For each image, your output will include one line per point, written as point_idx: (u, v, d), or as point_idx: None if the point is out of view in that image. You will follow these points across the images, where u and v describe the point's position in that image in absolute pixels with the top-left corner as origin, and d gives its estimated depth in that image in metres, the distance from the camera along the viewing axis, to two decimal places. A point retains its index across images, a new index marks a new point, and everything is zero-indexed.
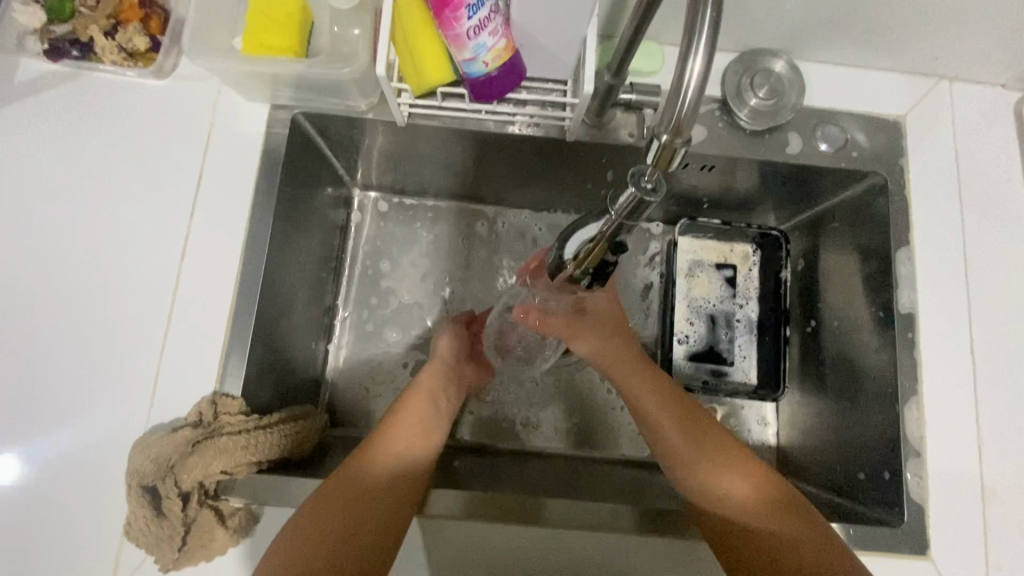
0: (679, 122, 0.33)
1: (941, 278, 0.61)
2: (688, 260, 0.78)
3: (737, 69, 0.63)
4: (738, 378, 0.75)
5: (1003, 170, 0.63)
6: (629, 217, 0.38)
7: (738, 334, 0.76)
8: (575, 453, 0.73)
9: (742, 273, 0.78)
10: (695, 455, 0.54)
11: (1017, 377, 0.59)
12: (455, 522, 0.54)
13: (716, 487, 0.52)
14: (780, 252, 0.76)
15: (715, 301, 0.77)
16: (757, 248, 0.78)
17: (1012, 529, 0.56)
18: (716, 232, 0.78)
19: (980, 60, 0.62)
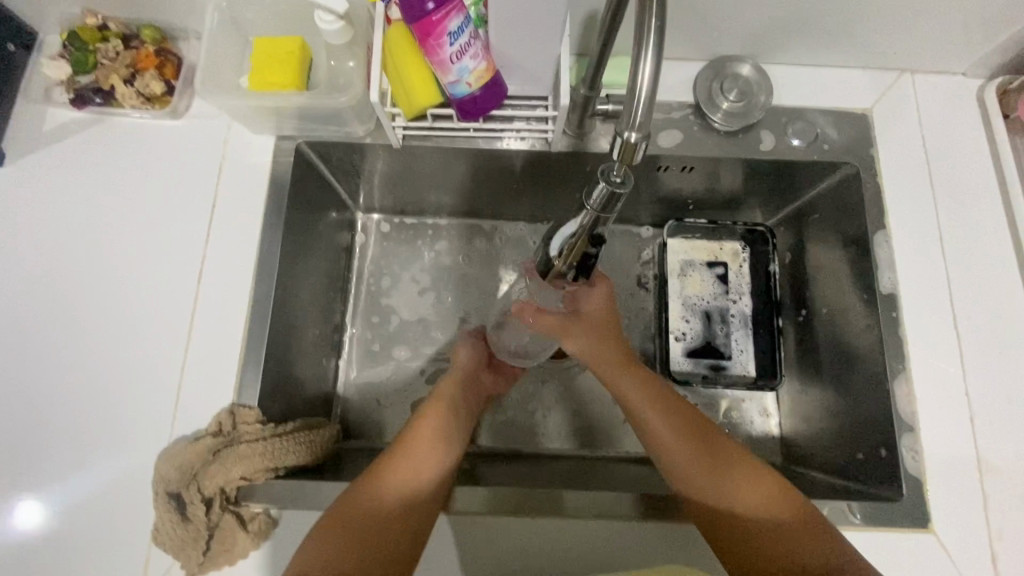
0: (638, 122, 0.38)
1: (920, 259, 0.64)
2: (680, 261, 0.81)
3: (707, 75, 0.67)
4: (736, 371, 0.77)
5: (970, 152, 0.67)
6: (604, 211, 0.42)
7: (733, 328, 0.79)
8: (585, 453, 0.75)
9: (733, 269, 0.80)
10: (699, 454, 0.55)
11: (1002, 348, 0.61)
12: (477, 514, 0.56)
13: (722, 485, 0.54)
14: (768, 247, 0.79)
15: (709, 298, 0.80)
16: (746, 244, 0.81)
17: (1011, 498, 0.57)
18: (705, 232, 0.81)
19: (937, 52, 0.66)
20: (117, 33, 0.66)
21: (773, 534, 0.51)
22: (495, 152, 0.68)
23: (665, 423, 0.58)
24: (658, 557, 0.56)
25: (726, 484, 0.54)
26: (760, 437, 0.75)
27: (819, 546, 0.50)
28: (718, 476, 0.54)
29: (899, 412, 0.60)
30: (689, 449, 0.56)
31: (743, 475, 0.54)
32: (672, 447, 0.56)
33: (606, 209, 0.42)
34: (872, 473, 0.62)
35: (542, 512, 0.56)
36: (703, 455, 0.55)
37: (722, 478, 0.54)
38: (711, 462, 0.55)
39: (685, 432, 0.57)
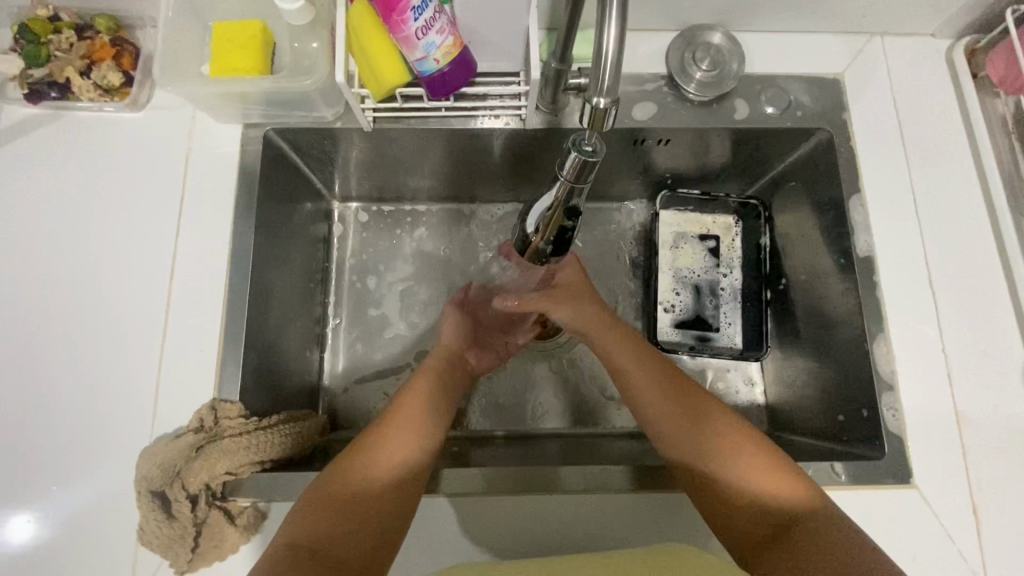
0: (607, 88, 0.37)
1: (894, 221, 0.64)
2: (672, 233, 0.81)
3: (679, 45, 0.66)
4: (723, 342, 0.78)
5: (941, 113, 0.67)
6: (580, 180, 0.42)
7: (723, 301, 0.79)
8: (576, 430, 0.75)
9: (725, 244, 0.80)
10: (688, 416, 0.57)
11: (977, 305, 0.62)
12: (472, 491, 0.56)
13: (712, 443, 0.54)
14: (760, 221, 0.79)
15: (699, 272, 0.80)
16: (738, 218, 0.81)
17: (989, 450, 0.58)
18: (697, 204, 0.81)
19: (905, 15, 0.66)
20: (69, 23, 0.64)
21: (765, 496, 0.51)
22: (474, 131, 0.67)
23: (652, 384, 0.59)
24: (648, 531, 0.56)
25: (717, 444, 0.54)
26: (747, 406, 0.76)
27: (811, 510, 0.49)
28: (707, 435, 0.55)
29: (881, 372, 0.61)
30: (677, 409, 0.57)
31: (734, 436, 0.55)
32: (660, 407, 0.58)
33: (582, 179, 0.41)
34: (856, 433, 0.63)
35: (535, 490, 0.56)
36: (691, 415, 0.57)
37: (711, 436, 0.55)
38: (698, 421, 0.56)
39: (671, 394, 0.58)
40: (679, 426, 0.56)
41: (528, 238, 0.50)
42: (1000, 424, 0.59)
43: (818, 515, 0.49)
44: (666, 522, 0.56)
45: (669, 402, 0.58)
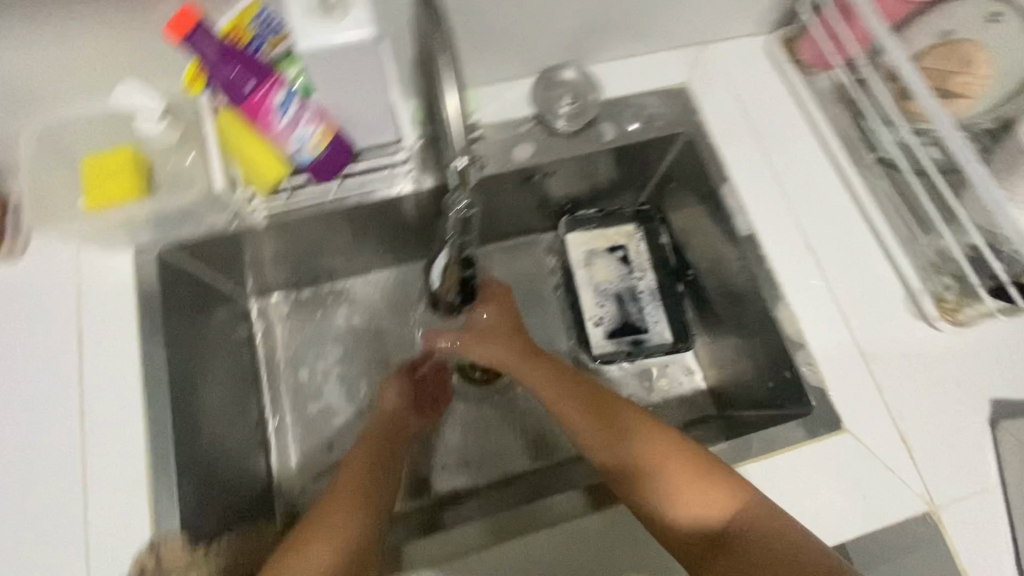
0: None
1: (765, 197, 0.71)
2: (584, 252, 0.85)
3: (540, 87, 0.72)
4: (655, 340, 0.82)
5: (778, 96, 0.75)
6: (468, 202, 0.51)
7: (645, 303, 0.83)
8: (542, 464, 0.76)
9: (633, 249, 0.85)
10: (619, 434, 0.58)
11: (854, 252, 0.69)
12: (472, 544, 0.56)
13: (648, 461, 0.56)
14: (656, 223, 0.86)
15: (617, 281, 0.84)
16: (638, 224, 0.86)
17: (899, 378, 0.64)
18: (598, 220, 0.86)
19: (722, 23, 0.75)
20: None
21: (694, 510, 0.53)
22: (375, 196, 0.65)
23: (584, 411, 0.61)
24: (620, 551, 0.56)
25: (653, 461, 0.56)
26: (693, 394, 0.82)
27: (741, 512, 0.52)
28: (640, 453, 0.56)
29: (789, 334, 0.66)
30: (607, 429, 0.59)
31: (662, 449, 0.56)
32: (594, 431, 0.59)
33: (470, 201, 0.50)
34: (785, 395, 0.69)
35: (521, 533, 0.56)
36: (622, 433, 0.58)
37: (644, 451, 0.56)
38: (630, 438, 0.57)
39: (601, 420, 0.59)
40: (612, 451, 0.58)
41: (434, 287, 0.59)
42: (900, 353, 0.65)
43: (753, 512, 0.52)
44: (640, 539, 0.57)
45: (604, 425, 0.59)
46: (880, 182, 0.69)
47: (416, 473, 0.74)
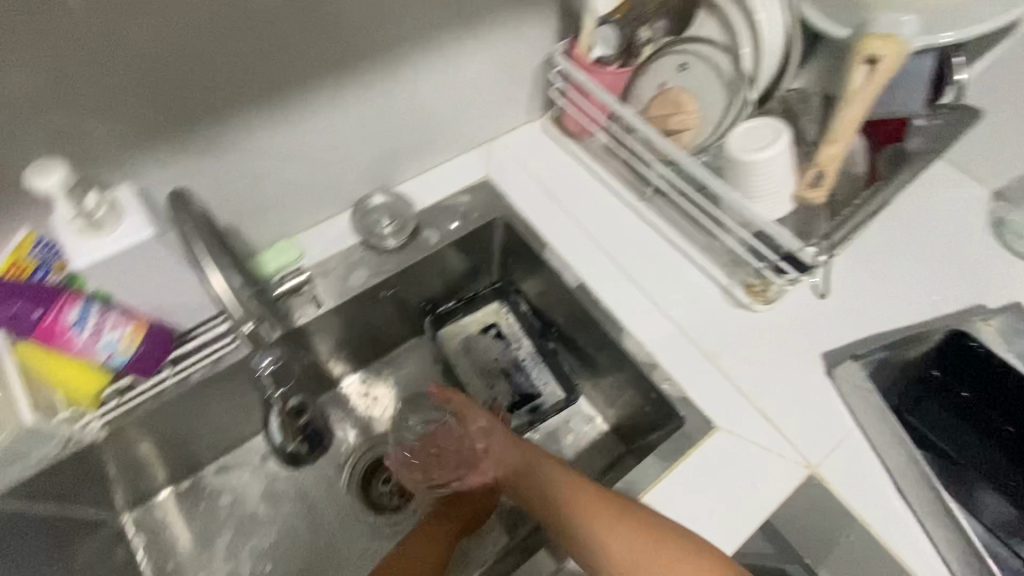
0: None
1: (582, 250, 0.80)
2: (460, 341, 0.87)
3: (357, 218, 0.78)
4: (548, 402, 0.84)
5: (567, 164, 0.87)
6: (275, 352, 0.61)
7: (529, 370, 0.86)
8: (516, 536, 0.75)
9: (503, 324, 0.88)
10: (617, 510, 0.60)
11: (670, 271, 0.78)
12: None
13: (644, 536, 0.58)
14: (514, 293, 0.90)
15: (498, 358, 0.87)
16: (500, 299, 0.90)
17: (742, 366, 0.71)
18: (463, 308, 0.89)
19: (500, 122, 0.87)
20: None
21: None
22: (234, 366, 0.66)
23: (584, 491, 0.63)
24: None
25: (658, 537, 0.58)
26: (597, 440, 0.85)
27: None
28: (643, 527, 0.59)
29: (641, 360, 0.72)
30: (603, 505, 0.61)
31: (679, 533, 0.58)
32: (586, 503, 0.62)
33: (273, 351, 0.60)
34: (662, 414, 0.73)
35: None
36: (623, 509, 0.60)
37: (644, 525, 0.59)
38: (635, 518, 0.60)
39: (608, 503, 0.60)
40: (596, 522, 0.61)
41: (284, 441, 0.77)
42: (736, 343, 0.73)
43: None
44: None
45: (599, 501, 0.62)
46: (668, 207, 0.80)
47: None
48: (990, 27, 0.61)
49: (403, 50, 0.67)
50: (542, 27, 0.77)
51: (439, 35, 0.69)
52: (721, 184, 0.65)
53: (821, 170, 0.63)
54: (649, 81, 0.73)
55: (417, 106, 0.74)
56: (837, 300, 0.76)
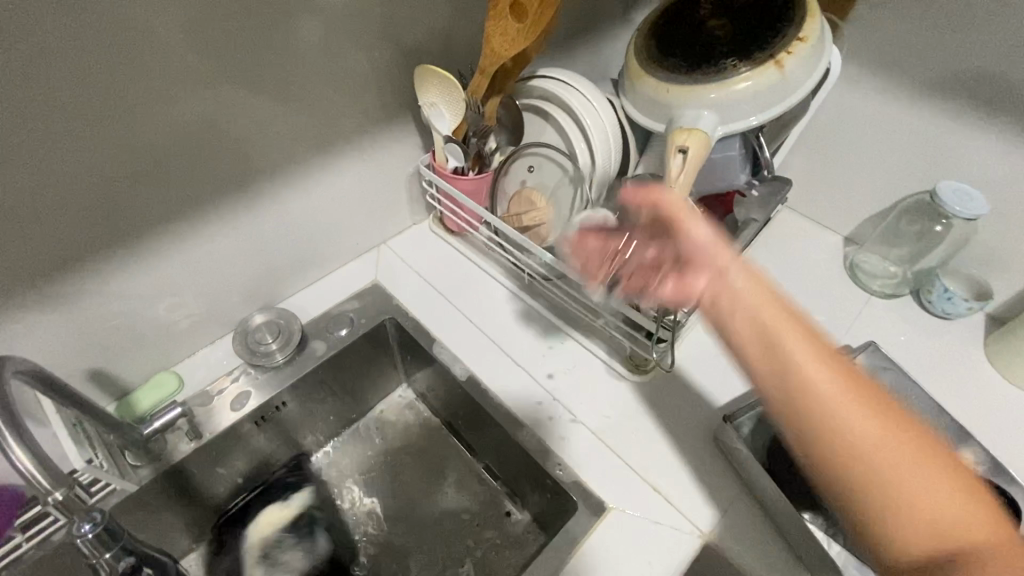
0: (51, 483, 0.44)
1: (469, 342, 0.82)
2: (270, 536, 0.77)
3: (239, 340, 0.79)
4: (457, 491, 0.86)
5: (452, 259, 0.91)
6: (94, 511, 0.49)
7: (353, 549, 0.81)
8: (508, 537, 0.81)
9: (409, 415, 0.93)
10: (906, 474, 0.39)
11: (554, 352, 0.81)
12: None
13: (899, 522, 0.39)
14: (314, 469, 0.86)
15: (321, 544, 0.78)
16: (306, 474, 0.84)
17: (631, 439, 0.72)
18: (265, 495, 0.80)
19: (383, 230, 0.92)
20: None
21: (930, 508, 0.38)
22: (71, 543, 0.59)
23: (870, 400, 0.42)
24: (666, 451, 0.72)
25: (929, 531, 0.38)
26: (517, 531, 0.81)
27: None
28: (910, 509, 0.38)
29: (532, 447, 0.72)
30: (860, 455, 0.40)
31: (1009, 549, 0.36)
32: (839, 431, 0.41)
33: (90, 511, 0.48)
34: (562, 499, 0.73)
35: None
36: (912, 478, 0.39)
37: (913, 513, 0.38)
38: (923, 494, 0.38)
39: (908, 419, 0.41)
40: (828, 464, 0.42)
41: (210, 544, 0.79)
42: (622, 417, 0.74)
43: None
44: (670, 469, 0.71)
45: (868, 453, 0.40)
46: (544, 290, 0.84)
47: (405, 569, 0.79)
48: (779, 112, 0.66)
49: (263, 179, 0.73)
50: (404, 144, 0.85)
51: (301, 163, 0.75)
52: (575, 273, 0.70)
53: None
54: (509, 181, 0.80)
55: (291, 226, 0.80)
56: (711, 360, 0.79)
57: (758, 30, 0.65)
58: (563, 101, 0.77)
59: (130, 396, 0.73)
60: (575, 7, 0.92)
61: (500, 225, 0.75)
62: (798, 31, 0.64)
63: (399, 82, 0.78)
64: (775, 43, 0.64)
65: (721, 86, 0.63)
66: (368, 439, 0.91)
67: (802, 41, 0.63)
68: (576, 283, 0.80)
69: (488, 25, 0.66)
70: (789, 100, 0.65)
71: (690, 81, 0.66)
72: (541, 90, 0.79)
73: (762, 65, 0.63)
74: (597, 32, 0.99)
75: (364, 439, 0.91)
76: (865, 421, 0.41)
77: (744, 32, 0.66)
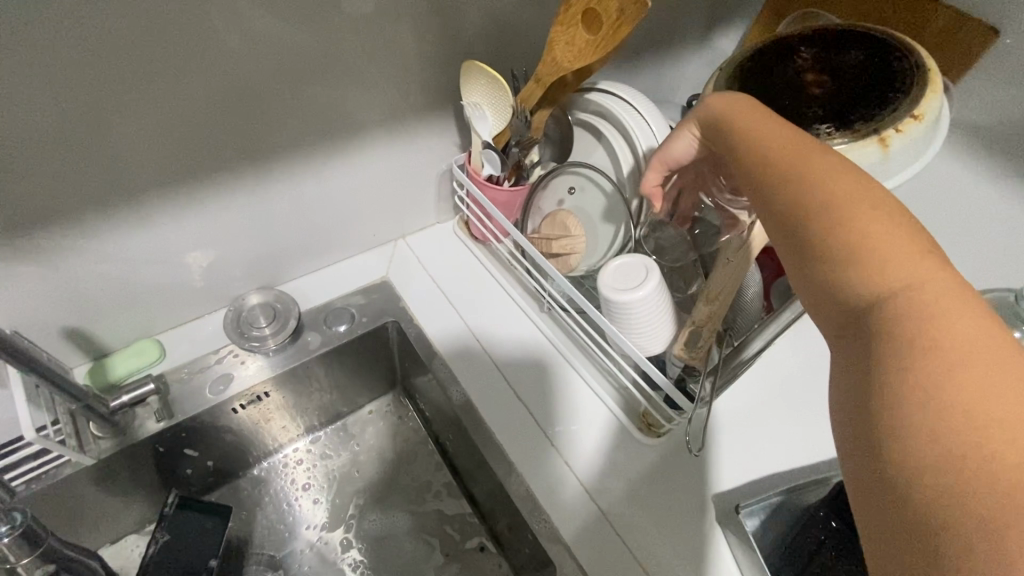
0: None
1: (470, 362, 0.75)
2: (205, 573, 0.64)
3: (232, 320, 0.75)
4: (432, 507, 0.81)
5: (469, 266, 0.84)
6: (14, 514, 0.48)
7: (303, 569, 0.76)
8: (478, 558, 0.76)
9: (396, 421, 0.88)
10: (872, 248, 0.36)
11: (558, 388, 0.73)
12: None
13: (837, 296, 0.37)
14: (172, 515, 0.67)
15: None
16: (173, 520, 0.67)
17: (630, 507, 0.64)
18: (164, 556, 0.64)
19: (403, 224, 0.86)
20: None
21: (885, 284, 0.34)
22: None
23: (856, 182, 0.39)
24: (663, 518, 0.63)
25: (861, 304, 0.36)
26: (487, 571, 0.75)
27: (893, 457, 0.30)
28: (850, 281, 0.36)
29: (519, 494, 0.66)
30: (819, 223, 0.39)
31: (958, 320, 0.31)
32: (804, 201, 0.40)
33: (9, 513, 0.47)
34: (542, 554, 0.66)
35: None
36: (872, 251, 0.36)
37: (865, 277, 0.35)
38: (879, 265, 0.35)
39: (892, 218, 0.37)
40: (792, 238, 0.41)
41: (173, 496, 0.68)
42: (626, 482, 0.66)
43: (901, 474, 0.29)
44: (670, 560, 0.60)
45: (829, 221, 0.38)
46: (564, 320, 0.76)
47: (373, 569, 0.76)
48: None
49: (284, 153, 0.67)
50: (441, 140, 0.78)
51: (328, 144, 0.69)
52: (599, 316, 0.63)
53: (698, 330, 0.59)
54: (544, 198, 0.73)
55: (307, 208, 0.74)
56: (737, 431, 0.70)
57: (865, 95, 0.57)
58: (621, 122, 0.69)
59: (107, 358, 0.71)
60: (651, 20, 0.84)
61: (527, 246, 0.68)
62: (913, 106, 0.55)
63: (447, 73, 0.71)
64: (884, 114, 0.55)
65: None
66: (348, 442, 0.86)
67: (915, 119, 0.55)
68: (597, 319, 0.72)
69: (555, 29, 0.60)
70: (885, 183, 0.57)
71: None
72: (598, 104, 0.71)
73: (866, 138, 0.54)
74: (669, 50, 0.91)
75: (344, 441, 0.86)
76: (845, 200, 0.38)
77: (848, 94, 0.57)
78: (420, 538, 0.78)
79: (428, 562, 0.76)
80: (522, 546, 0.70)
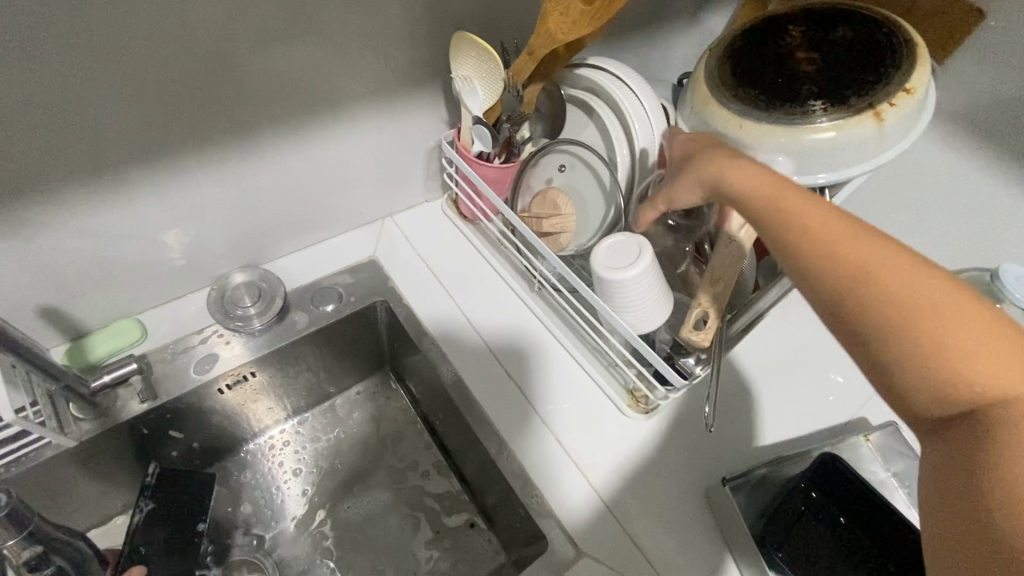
0: None
1: (460, 341, 0.75)
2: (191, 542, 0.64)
3: (216, 299, 0.73)
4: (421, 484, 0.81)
5: (457, 246, 0.84)
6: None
7: (293, 547, 0.76)
8: (469, 533, 0.77)
9: (385, 401, 0.87)
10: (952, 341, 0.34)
11: (548, 367, 0.74)
12: None
13: (929, 392, 0.35)
14: (153, 485, 0.65)
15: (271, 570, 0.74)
16: (156, 489, 0.65)
17: (620, 482, 0.65)
18: (150, 522, 0.63)
19: (390, 202, 0.84)
20: None
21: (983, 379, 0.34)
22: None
23: (874, 241, 0.37)
24: (651, 491, 0.64)
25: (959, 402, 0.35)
26: (478, 546, 0.76)
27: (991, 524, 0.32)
28: (945, 380, 0.34)
29: (510, 470, 0.67)
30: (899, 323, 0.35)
31: None
32: (874, 300, 0.36)
33: None
34: (532, 528, 0.67)
35: None
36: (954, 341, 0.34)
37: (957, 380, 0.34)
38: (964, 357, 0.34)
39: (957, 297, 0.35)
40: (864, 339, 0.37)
41: (154, 465, 0.66)
42: (615, 458, 0.67)
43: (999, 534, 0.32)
44: (659, 532, 0.62)
45: (910, 318, 0.35)
46: (554, 300, 0.76)
47: (363, 545, 0.76)
48: (862, 169, 0.58)
49: (267, 126, 0.65)
50: (429, 115, 0.77)
51: (313, 117, 0.67)
52: (590, 295, 0.63)
53: (703, 312, 0.59)
54: (535, 176, 0.72)
55: (292, 184, 0.72)
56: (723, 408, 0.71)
57: (859, 70, 0.57)
58: (613, 99, 0.68)
59: (86, 340, 0.69)
60: None
61: (517, 225, 0.68)
62: (905, 80, 0.56)
63: (436, 46, 0.69)
64: (878, 89, 0.56)
65: (806, 130, 0.55)
66: (336, 422, 0.85)
67: (908, 92, 0.55)
68: (587, 299, 0.73)
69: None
70: (875, 159, 0.57)
71: (770, 117, 0.56)
72: (590, 81, 0.70)
73: (859, 113, 0.55)
74: (658, 27, 0.90)
75: (332, 422, 0.85)
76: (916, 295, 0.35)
77: (843, 69, 0.57)
78: (411, 515, 0.79)
79: (418, 538, 0.77)
80: (512, 522, 0.71)
